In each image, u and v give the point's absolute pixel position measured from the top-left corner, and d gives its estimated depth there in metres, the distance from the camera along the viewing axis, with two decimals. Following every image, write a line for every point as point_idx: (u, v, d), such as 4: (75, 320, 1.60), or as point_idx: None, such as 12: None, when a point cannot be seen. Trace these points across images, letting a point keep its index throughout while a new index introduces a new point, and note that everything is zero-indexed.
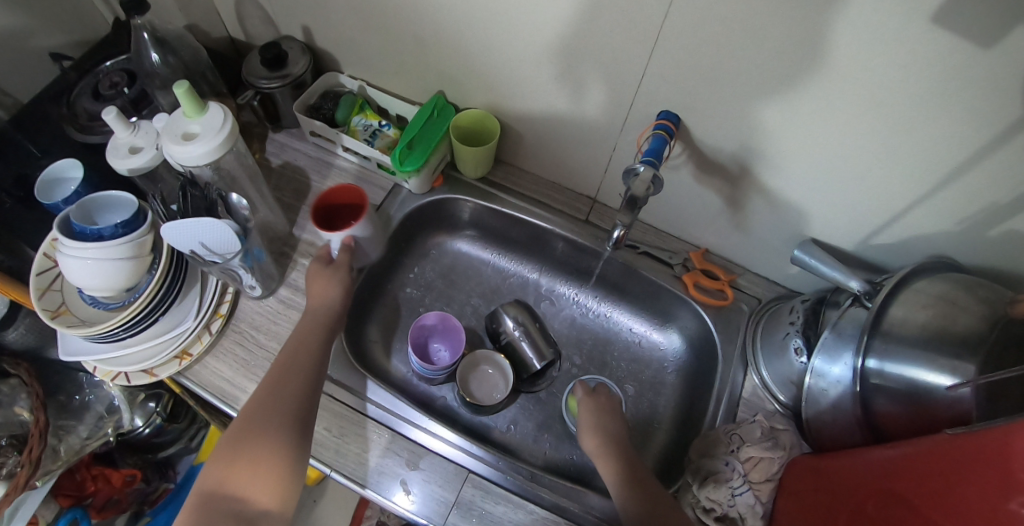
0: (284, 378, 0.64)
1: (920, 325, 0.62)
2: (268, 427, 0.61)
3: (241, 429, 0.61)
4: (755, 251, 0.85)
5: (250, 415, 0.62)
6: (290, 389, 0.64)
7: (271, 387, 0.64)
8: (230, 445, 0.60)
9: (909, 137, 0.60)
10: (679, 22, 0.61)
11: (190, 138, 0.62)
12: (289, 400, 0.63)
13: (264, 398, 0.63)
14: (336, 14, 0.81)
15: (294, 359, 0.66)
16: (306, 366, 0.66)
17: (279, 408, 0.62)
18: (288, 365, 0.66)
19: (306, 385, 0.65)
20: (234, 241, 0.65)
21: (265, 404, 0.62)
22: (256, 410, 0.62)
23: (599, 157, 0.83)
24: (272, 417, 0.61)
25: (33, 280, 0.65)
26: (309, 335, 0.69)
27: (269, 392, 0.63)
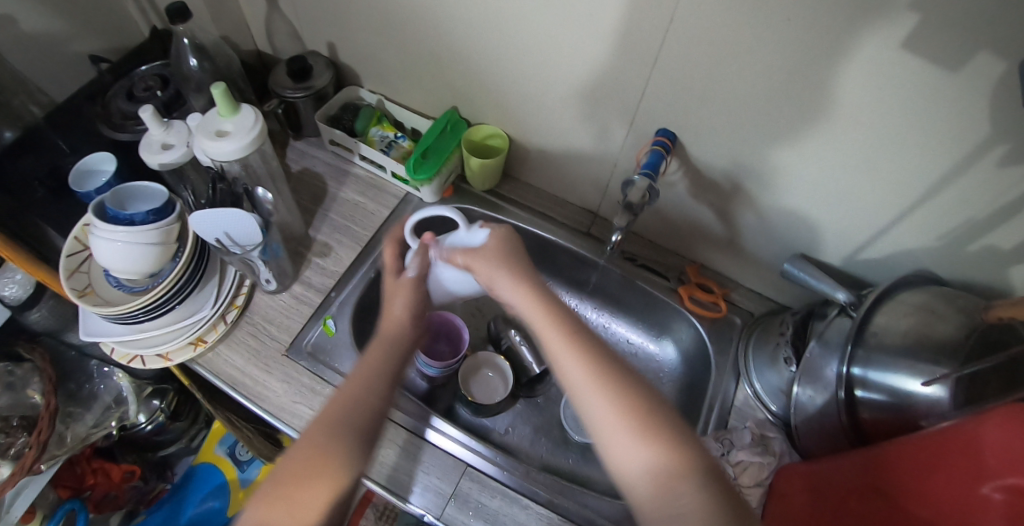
0: (360, 399, 0.54)
1: (901, 332, 0.66)
2: (335, 454, 0.50)
3: (298, 455, 0.50)
4: (748, 265, 0.89)
5: (314, 437, 0.51)
6: (363, 413, 0.53)
7: (341, 411, 0.52)
8: (274, 500, 0.48)
9: (888, 155, 0.65)
10: (675, 45, 0.67)
11: (223, 135, 0.67)
12: (357, 426, 0.52)
13: (319, 443, 0.50)
14: (360, 32, 0.87)
15: (371, 380, 0.55)
16: (373, 409, 0.54)
17: (349, 437, 0.51)
18: (363, 390, 0.54)
19: (377, 411, 0.54)
20: (256, 233, 0.69)
21: (322, 453, 0.50)
22: (313, 441, 0.50)
23: (601, 172, 0.88)
24: (340, 446, 0.51)
25: (64, 261, 0.69)
26: (388, 348, 0.58)
27: (342, 415, 0.52)
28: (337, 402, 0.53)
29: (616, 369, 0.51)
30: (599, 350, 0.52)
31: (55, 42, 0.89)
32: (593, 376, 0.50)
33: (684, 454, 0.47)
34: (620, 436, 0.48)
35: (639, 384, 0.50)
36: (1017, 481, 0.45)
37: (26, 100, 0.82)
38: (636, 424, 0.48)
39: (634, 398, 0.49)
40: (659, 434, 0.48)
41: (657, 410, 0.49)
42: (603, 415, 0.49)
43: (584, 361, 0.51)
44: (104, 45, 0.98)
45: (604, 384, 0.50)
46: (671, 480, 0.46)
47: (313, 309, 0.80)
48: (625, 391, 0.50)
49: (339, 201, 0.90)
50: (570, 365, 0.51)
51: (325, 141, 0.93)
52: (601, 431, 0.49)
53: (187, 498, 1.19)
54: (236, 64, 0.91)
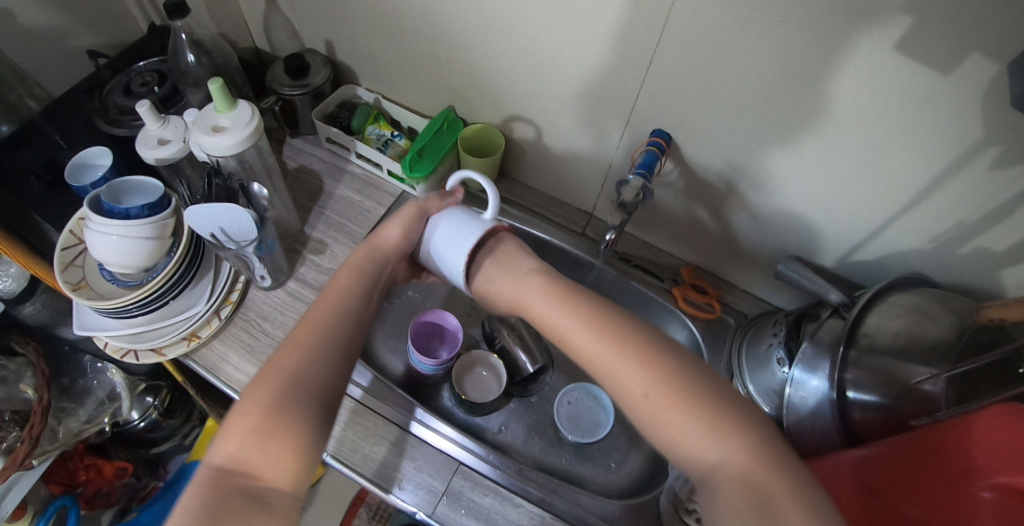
0: (318, 350, 0.56)
1: (893, 333, 0.66)
2: (295, 405, 0.52)
3: (276, 366, 0.54)
4: (742, 267, 0.89)
5: (272, 385, 0.52)
6: (323, 363, 0.55)
7: (300, 364, 0.54)
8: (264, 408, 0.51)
9: (880, 157, 0.66)
10: (671, 47, 0.67)
11: (218, 130, 0.67)
12: (316, 380, 0.54)
13: (302, 355, 0.55)
14: (357, 30, 0.87)
15: (333, 326, 0.58)
16: (346, 327, 0.59)
17: (309, 390, 0.53)
18: (323, 341, 0.57)
19: (347, 347, 0.58)
20: (252, 229, 0.69)
21: (306, 362, 0.54)
22: (289, 353, 0.55)
23: (596, 173, 0.88)
24: (298, 395, 0.52)
25: (59, 254, 0.69)
26: (358, 279, 0.63)
27: (302, 369, 0.54)
28: (295, 354, 0.55)
29: (648, 346, 0.53)
30: (626, 327, 0.55)
31: (53, 36, 0.90)
32: (627, 355, 0.53)
33: (721, 423, 0.49)
34: (664, 412, 0.50)
35: (675, 357, 0.53)
36: (1008, 480, 0.46)
37: (24, 93, 0.85)
38: (681, 400, 0.50)
39: (670, 376, 0.51)
40: (700, 401, 0.50)
41: (697, 385, 0.51)
42: (641, 394, 0.51)
43: (615, 339, 0.54)
44: (102, 41, 0.98)
45: (633, 356, 0.53)
46: (723, 450, 0.48)
47: (308, 306, 0.80)
48: (660, 368, 0.52)
49: (335, 199, 0.90)
50: (604, 348, 0.54)
51: (322, 139, 0.93)
52: (641, 404, 0.51)
53: (178, 495, 1.19)
54: (234, 60, 0.91)
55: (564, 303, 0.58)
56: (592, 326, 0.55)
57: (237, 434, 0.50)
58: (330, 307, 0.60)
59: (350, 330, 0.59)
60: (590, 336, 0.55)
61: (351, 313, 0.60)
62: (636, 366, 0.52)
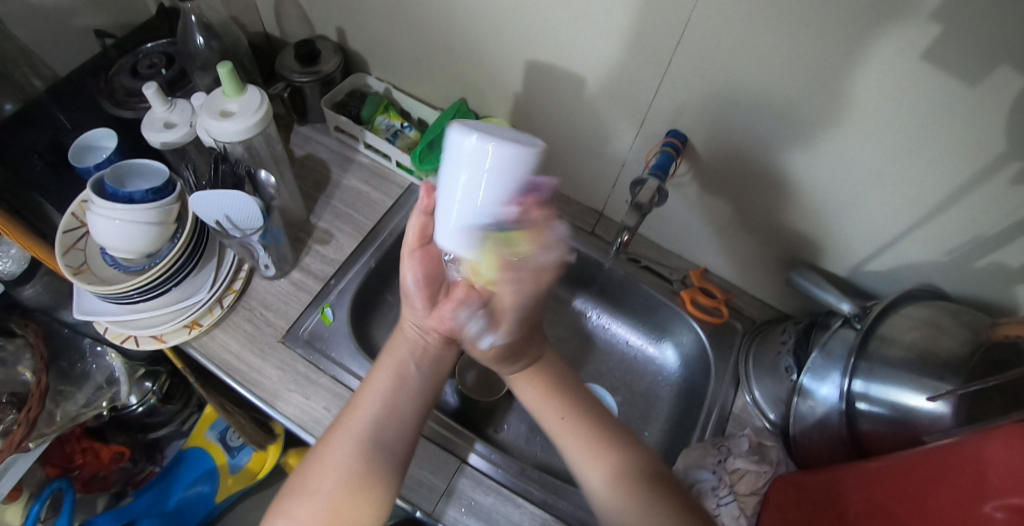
0: (362, 441, 0.57)
1: (905, 345, 0.65)
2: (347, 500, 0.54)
3: (330, 461, 0.56)
4: (752, 273, 0.88)
5: (325, 481, 0.54)
6: (375, 453, 0.57)
7: (349, 456, 0.56)
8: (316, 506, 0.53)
9: (900, 167, 0.64)
10: (691, 47, 0.65)
11: (226, 116, 0.66)
12: (371, 473, 0.56)
13: (355, 447, 0.57)
14: (370, 18, 0.86)
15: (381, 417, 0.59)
16: (396, 418, 0.60)
17: (361, 483, 0.55)
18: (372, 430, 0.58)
19: (398, 435, 0.59)
20: (257, 216, 0.67)
21: (359, 455, 0.56)
22: (340, 446, 0.57)
23: (609, 171, 0.87)
24: (351, 492, 0.54)
25: (59, 237, 0.68)
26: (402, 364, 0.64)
27: (351, 463, 0.55)
28: (341, 447, 0.56)
29: (616, 442, 0.61)
30: (598, 420, 0.62)
31: (59, 14, 0.89)
32: (593, 445, 0.60)
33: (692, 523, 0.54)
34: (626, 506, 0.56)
35: (638, 451, 0.60)
36: (1017, 501, 0.44)
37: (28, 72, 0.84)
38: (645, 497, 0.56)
39: (638, 469, 0.58)
40: (627, 456, 0.60)
41: (662, 485, 0.57)
42: (605, 488, 0.58)
43: (552, 400, 0.64)
44: (109, 20, 0.96)
45: (566, 412, 0.63)
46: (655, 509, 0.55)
47: (312, 297, 0.79)
48: (625, 464, 0.59)
49: (342, 189, 0.88)
50: (552, 415, 0.63)
51: (330, 127, 0.91)
52: (580, 464, 0.60)
53: (178, 478, 1.18)
54: (244, 43, 0.89)
55: (517, 378, 0.66)
56: (535, 387, 0.65)
57: None
58: (375, 391, 0.61)
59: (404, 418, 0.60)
60: (569, 433, 0.61)
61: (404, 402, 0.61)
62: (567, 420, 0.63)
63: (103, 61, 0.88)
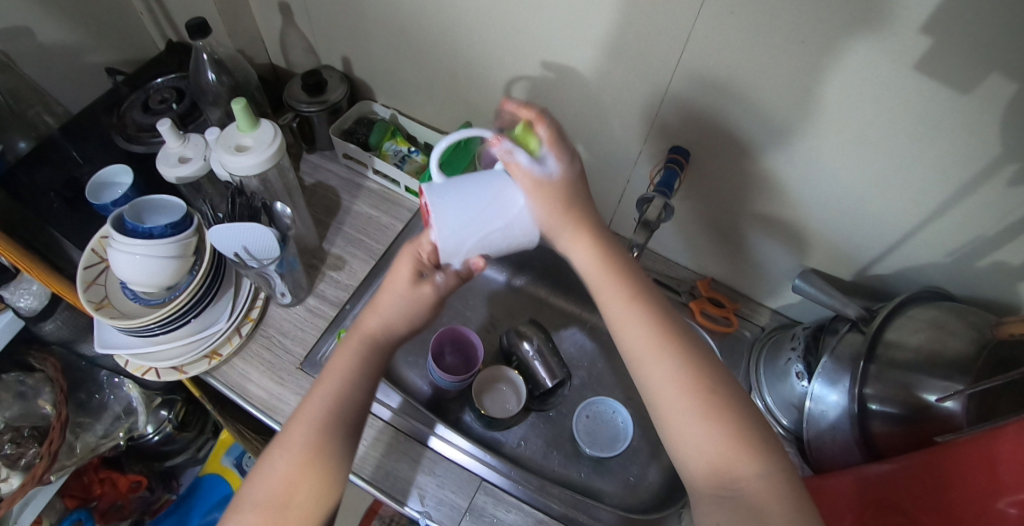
0: (309, 443, 0.54)
1: (913, 347, 0.67)
2: (301, 484, 0.53)
3: (281, 465, 0.53)
4: (759, 281, 0.89)
5: (273, 484, 0.53)
6: (329, 434, 0.55)
7: (305, 441, 0.54)
8: (266, 507, 0.52)
9: (897, 173, 0.66)
10: (690, 65, 0.68)
11: (242, 150, 0.67)
12: (316, 475, 0.53)
13: (301, 451, 0.53)
14: (376, 47, 0.88)
15: (329, 420, 0.55)
16: (346, 421, 0.56)
17: (317, 469, 0.53)
18: (328, 412, 0.55)
19: (346, 435, 0.56)
20: (274, 247, 0.69)
21: (305, 460, 0.53)
22: (289, 449, 0.54)
23: (613, 188, 0.88)
24: (298, 495, 0.53)
25: (81, 273, 0.69)
26: (363, 359, 0.58)
27: (297, 467, 0.53)
28: (288, 450, 0.54)
29: (686, 343, 0.51)
30: (669, 319, 0.53)
31: (70, 54, 0.92)
32: (662, 343, 0.51)
33: (747, 436, 0.48)
34: (685, 411, 0.49)
35: (704, 355, 0.51)
36: None
37: (41, 110, 0.89)
38: (704, 403, 0.49)
39: (699, 374, 0.50)
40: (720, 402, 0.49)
41: (723, 389, 0.50)
42: (668, 386, 0.50)
43: (661, 344, 0.51)
44: (118, 57, 0.99)
45: (672, 357, 0.50)
46: (744, 448, 0.47)
47: (328, 322, 0.80)
48: (693, 362, 0.50)
49: (353, 214, 0.90)
50: (656, 357, 0.50)
51: (338, 155, 0.93)
52: (642, 362, 0.51)
53: (194, 506, 1.20)
54: (253, 76, 0.91)
55: (624, 312, 0.53)
56: (643, 323, 0.52)
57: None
58: (325, 389, 0.56)
59: (354, 419, 0.56)
60: (637, 328, 0.52)
61: (354, 399, 0.56)
62: (675, 368, 0.50)
63: (115, 97, 0.90)
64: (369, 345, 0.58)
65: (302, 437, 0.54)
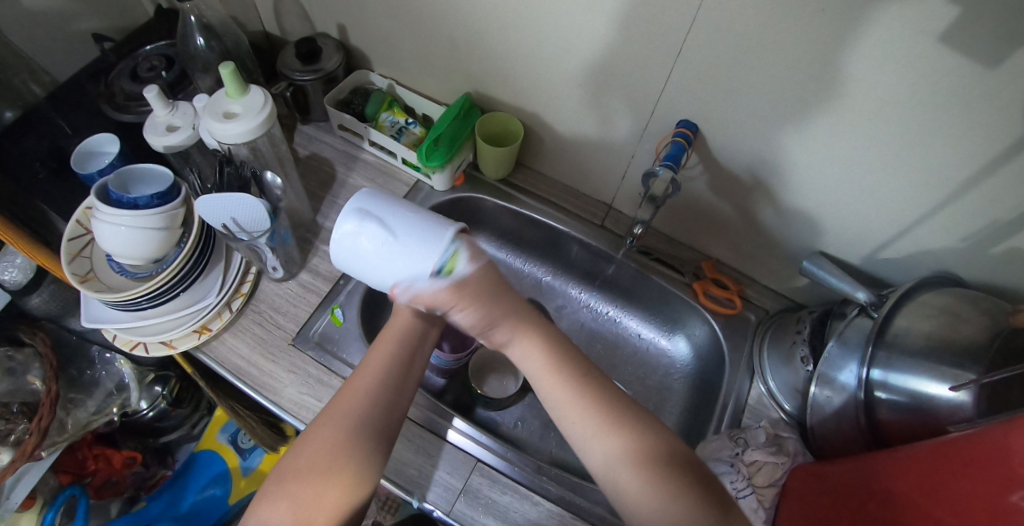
0: (355, 415, 0.56)
1: (923, 335, 0.65)
2: (344, 454, 0.54)
3: (324, 435, 0.55)
4: (766, 264, 0.86)
5: (314, 453, 0.54)
6: (372, 413, 0.56)
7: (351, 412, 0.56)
8: (305, 473, 0.53)
9: (914, 153, 0.63)
10: (704, 35, 0.64)
11: (230, 118, 0.64)
12: (360, 445, 0.54)
13: (347, 421, 0.55)
14: (373, 13, 0.84)
15: (377, 394, 0.57)
16: (391, 398, 0.58)
17: (360, 440, 0.55)
18: (375, 388, 0.58)
19: (391, 409, 0.57)
20: (264, 218, 0.66)
21: (351, 431, 0.55)
22: (332, 423, 0.55)
23: (617, 166, 0.85)
24: (342, 462, 0.53)
25: (65, 245, 0.67)
26: (409, 341, 0.62)
27: (341, 436, 0.54)
28: (331, 423, 0.55)
29: (629, 416, 0.55)
30: (609, 396, 0.56)
31: (56, 17, 0.89)
32: (601, 418, 0.54)
33: (697, 498, 0.50)
34: (629, 481, 0.52)
35: (647, 425, 0.55)
36: None
37: (27, 78, 0.84)
38: (649, 472, 0.52)
39: (643, 445, 0.53)
40: (641, 435, 0.54)
41: (669, 456, 0.53)
42: (612, 459, 0.53)
43: (603, 420, 0.54)
44: (106, 23, 0.96)
45: (614, 430, 0.54)
46: (692, 517, 0.49)
47: (321, 298, 0.78)
48: (636, 434, 0.54)
49: (347, 187, 0.86)
50: (574, 407, 0.55)
51: (333, 126, 0.89)
52: (583, 439, 0.54)
53: (189, 484, 1.19)
54: (245, 42, 0.87)
55: (564, 391, 0.56)
56: (582, 405, 0.55)
57: (276, 499, 0.52)
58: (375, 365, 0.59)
59: (397, 397, 0.58)
60: (576, 407, 0.55)
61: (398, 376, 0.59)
62: (614, 443, 0.53)
63: (101, 65, 0.87)
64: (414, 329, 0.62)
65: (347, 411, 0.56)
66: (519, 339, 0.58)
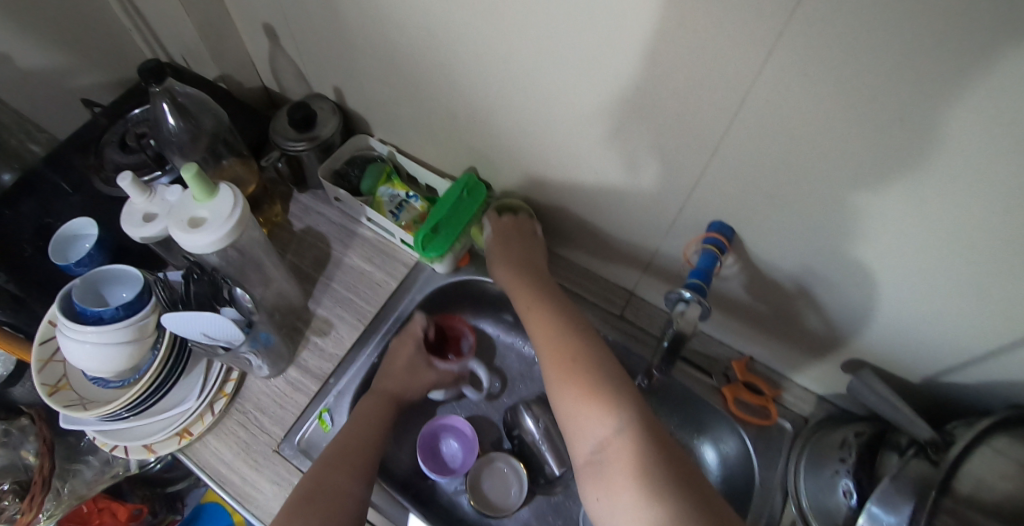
0: (340, 448, 0.63)
1: (1001, 495, 0.52)
2: (335, 475, 0.59)
3: (316, 470, 0.60)
4: (806, 365, 0.76)
5: (308, 485, 0.58)
6: (358, 451, 0.63)
7: (335, 448, 0.63)
8: (300, 501, 0.56)
9: (1001, 282, 0.51)
10: (742, 133, 0.53)
11: (197, 225, 0.58)
12: (342, 477, 0.60)
13: (332, 460, 0.61)
14: (369, 79, 0.77)
15: (361, 444, 0.64)
16: (369, 450, 0.64)
17: (347, 466, 0.61)
18: (359, 431, 0.66)
19: (372, 448, 0.65)
20: (236, 332, 0.60)
21: (335, 468, 0.60)
22: (326, 461, 0.61)
23: (639, 251, 0.76)
24: (334, 485, 0.58)
25: (36, 351, 0.64)
26: (384, 414, 0.69)
27: (332, 461, 0.61)
28: (323, 459, 0.61)
29: (574, 336, 0.63)
30: (566, 322, 0.65)
31: (52, 79, 0.85)
32: (552, 335, 0.64)
33: (605, 401, 0.55)
34: (562, 385, 0.59)
35: (591, 344, 0.62)
36: None
37: (25, 139, 0.82)
38: (575, 376, 0.59)
39: (579, 356, 0.60)
40: (582, 352, 0.61)
41: (599, 367, 0.59)
42: (553, 365, 0.61)
43: (554, 337, 0.63)
44: (104, 80, 0.92)
45: (560, 344, 0.62)
46: (596, 417, 0.55)
47: (310, 398, 0.72)
48: (577, 349, 0.61)
49: (343, 268, 0.80)
50: (535, 324, 0.66)
51: (331, 198, 0.83)
52: (540, 349, 0.64)
53: None
54: (226, 117, 0.79)
55: (532, 312, 0.68)
56: (543, 326, 0.65)
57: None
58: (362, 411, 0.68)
59: (376, 444, 0.65)
60: (538, 327, 0.66)
61: (377, 430, 0.67)
62: (558, 353, 0.62)
63: (92, 131, 0.83)
64: (389, 403, 0.70)
65: (335, 453, 0.62)
66: (503, 269, 0.74)
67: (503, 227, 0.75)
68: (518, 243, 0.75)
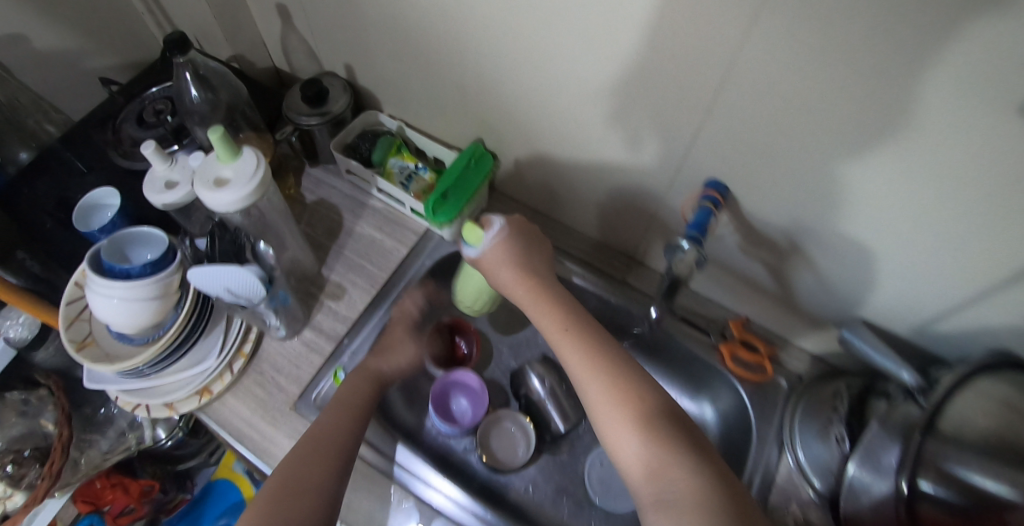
0: (334, 411, 0.64)
1: (982, 430, 0.55)
2: (333, 435, 0.61)
3: (311, 433, 0.61)
4: (799, 324, 0.80)
5: (302, 447, 0.59)
6: (351, 412, 0.65)
7: (328, 416, 0.64)
8: (297, 459, 0.58)
9: (978, 230, 0.54)
10: (734, 93, 0.56)
11: (221, 184, 0.61)
12: (337, 436, 0.61)
13: (329, 421, 0.63)
14: (377, 55, 0.80)
15: (352, 406, 0.66)
16: (357, 412, 0.65)
17: (342, 424, 0.63)
18: (352, 398, 0.67)
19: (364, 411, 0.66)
20: (258, 287, 0.63)
21: (332, 427, 0.62)
22: (320, 424, 0.62)
23: (638, 217, 0.79)
24: (329, 445, 0.60)
25: (63, 309, 0.66)
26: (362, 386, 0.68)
27: (328, 424, 0.62)
28: (319, 423, 0.63)
29: (612, 364, 0.58)
30: (602, 346, 0.60)
31: (67, 60, 0.88)
32: (591, 364, 0.58)
33: (670, 446, 0.52)
34: (614, 421, 0.55)
35: (631, 370, 0.58)
36: None
37: (42, 119, 0.86)
38: (629, 414, 0.55)
39: (628, 394, 0.56)
40: (628, 385, 0.57)
41: (647, 399, 0.56)
42: (600, 401, 0.57)
43: (591, 365, 0.58)
44: (117, 62, 0.95)
45: (603, 374, 0.58)
46: (665, 466, 0.51)
47: (324, 358, 0.75)
48: (622, 383, 0.57)
49: (354, 237, 0.83)
50: (567, 347, 0.60)
51: (342, 171, 0.86)
52: (578, 380, 0.59)
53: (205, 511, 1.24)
54: (244, 93, 0.82)
55: (560, 333, 0.61)
56: (577, 352, 0.59)
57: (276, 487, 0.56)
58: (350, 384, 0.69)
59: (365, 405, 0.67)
60: (572, 354, 0.60)
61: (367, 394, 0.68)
62: (602, 387, 0.57)
63: (109, 110, 0.87)
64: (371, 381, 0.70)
65: (332, 413, 0.64)
66: (517, 284, 0.65)
67: (517, 229, 0.68)
68: (533, 247, 0.69)
